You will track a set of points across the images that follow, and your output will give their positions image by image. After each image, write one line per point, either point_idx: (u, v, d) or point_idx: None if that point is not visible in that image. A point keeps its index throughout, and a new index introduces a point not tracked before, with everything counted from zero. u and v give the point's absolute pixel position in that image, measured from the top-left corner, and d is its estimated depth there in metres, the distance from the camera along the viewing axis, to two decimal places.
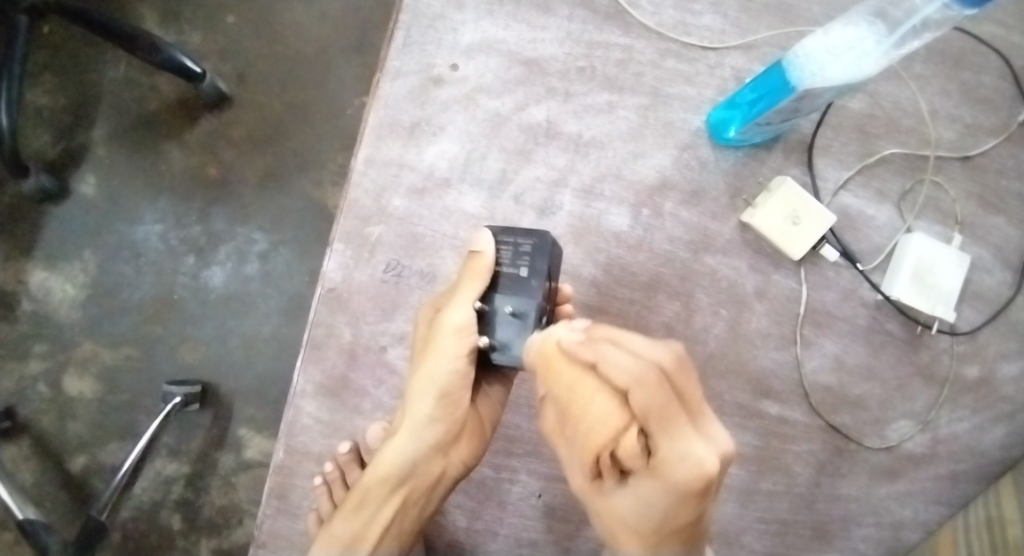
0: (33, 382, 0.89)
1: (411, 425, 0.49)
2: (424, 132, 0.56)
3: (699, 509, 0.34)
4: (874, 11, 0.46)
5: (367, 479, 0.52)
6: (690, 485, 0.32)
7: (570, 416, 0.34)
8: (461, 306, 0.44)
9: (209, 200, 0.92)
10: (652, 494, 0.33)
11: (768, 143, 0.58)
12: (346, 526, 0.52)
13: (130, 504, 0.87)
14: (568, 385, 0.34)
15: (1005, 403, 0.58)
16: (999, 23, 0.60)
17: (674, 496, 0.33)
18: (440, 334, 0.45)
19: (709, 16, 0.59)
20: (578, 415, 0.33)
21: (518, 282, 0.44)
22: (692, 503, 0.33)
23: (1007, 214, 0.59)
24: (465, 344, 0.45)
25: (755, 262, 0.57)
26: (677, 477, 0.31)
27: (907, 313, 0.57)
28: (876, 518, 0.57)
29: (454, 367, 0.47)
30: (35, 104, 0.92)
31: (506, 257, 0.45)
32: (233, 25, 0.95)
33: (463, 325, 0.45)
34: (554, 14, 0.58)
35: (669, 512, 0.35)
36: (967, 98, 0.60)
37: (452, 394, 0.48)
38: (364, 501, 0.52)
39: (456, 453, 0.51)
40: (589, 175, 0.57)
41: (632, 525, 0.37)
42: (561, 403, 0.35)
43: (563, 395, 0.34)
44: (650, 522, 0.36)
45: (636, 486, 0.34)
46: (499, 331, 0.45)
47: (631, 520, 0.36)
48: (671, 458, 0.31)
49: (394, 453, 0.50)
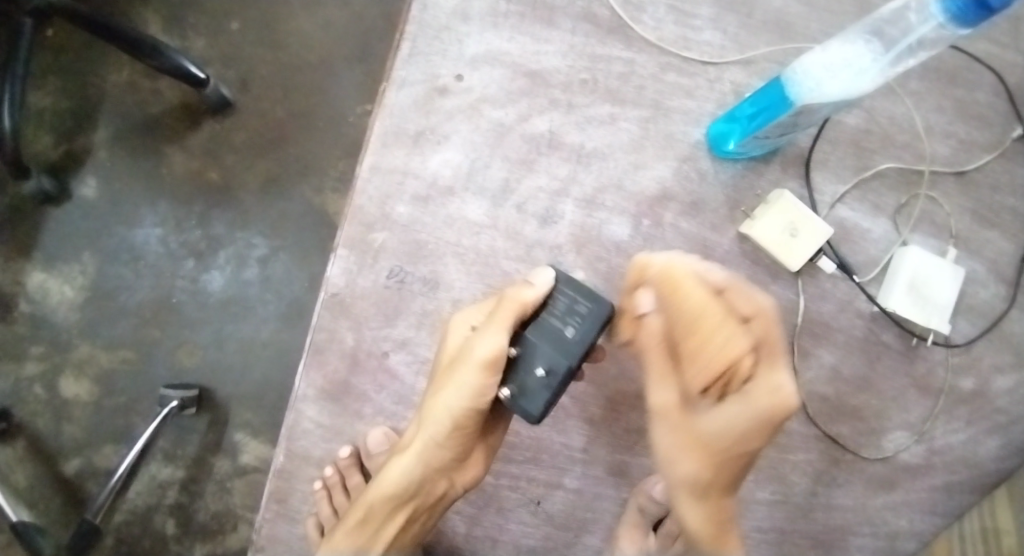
0: (29, 384, 0.89)
1: (423, 443, 0.50)
2: (429, 141, 0.57)
3: (762, 442, 0.45)
4: (871, 30, 0.47)
5: (373, 494, 0.53)
6: (772, 408, 0.43)
7: (694, 328, 0.44)
8: (490, 338, 0.46)
9: (210, 204, 0.92)
10: (743, 413, 0.44)
11: (766, 156, 0.59)
12: (351, 536, 0.54)
13: (125, 508, 0.87)
14: (700, 303, 0.44)
15: (999, 414, 0.58)
16: (993, 42, 0.61)
17: (754, 422, 0.44)
18: (466, 365, 0.47)
19: (709, 31, 0.60)
20: (710, 332, 0.43)
21: (560, 338, 0.47)
22: (768, 430, 0.44)
23: (1001, 228, 0.60)
24: (486, 378, 0.47)
25: (753, 273, 0.58)
26: (765, 399, 0.43)
27: (902, 325, 0.58)
28: (871, 528, 0.57)
29: (471, 398, 0.48)
30: (38, 107, 0.92)
31: (557, 308, 0.48)
32: (237, 32, 0.95)
33: (489, 359, 0.46)
34: (558, 27, 0.59)
35: (743, 443, 0.45)
36: (962, 114, 0.61)
37: (465, 424, 0.49)
38: (369, 514, 0.54)
39: (460, 479, 0.52)
40: (590, 186, 0.58)
41: (703, 448, 0.46)
42: (684, 319, 0.44)
43: (690, 308, 0.44)
44: (724, 450, 0.46)
45: (730, 409, 0.45)
46: (526, 376, 0.47)
47: (708, 442, 0.46)
48: (772, 383, 0.44)
49: (404, 470, 0.51)
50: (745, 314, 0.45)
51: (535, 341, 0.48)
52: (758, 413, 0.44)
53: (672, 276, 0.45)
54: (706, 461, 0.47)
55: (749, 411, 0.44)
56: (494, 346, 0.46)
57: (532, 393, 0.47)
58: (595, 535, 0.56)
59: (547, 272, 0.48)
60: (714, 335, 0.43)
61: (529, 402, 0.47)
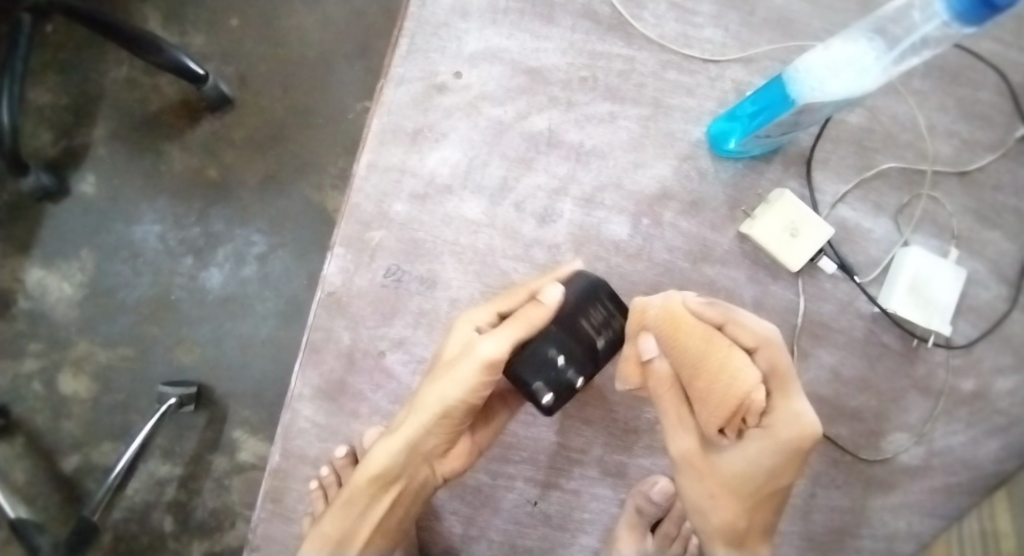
0: (28, 381, 0.88)
1: (414, 433, 0.48)
2: (427, 138, 0.57)
3: (791, 473, 0.46)
4: (874, 28, 0.46)
5: (360, 479, 0.50)
6: (795, 440, 0.44)
7: (705, 371, 0.43)
8: (496, 339, 0.46)
9: (208, 201, 0.92)
10: (765, 451, 0.45)
11: (767, 155, 0.58)
12: (338, 521, 0.52)
13: (123, 505, 0.87)
14: (708, 345, 0.43)
15: (999, 416, 0.58)
16: (996, 41, 0.61)
17: (778, 456, 0.45)
18: (468, 362, 0.46)
19: (710, 29, 0.59)
20: (718, 370, 0.43)
21: (593, 349, 0.47)
22: (794, 461, 0.45)
23: (1003, 229, 0.60)
24: (487, 376, 0.46)
25: (753, 273, 0.57)
26: (787, 434, 0.44)
27: (904, 327, 0.58)
28: (871, 529, 0.57)
29: (465, 396, 0.47)
30: (37, 103, 0.92)
31: (594, 321, 0.47)
32: (237, 28, 0.95)
33: (489, 359, 0.45)
34: (558, 24, 0.59)
35: (772, 476, 0.46)
36: (964, 114, 0.60)
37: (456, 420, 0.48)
38: (356, 497, 0.51)
39: (443, 471, 0.52)
40: (589, 184, 0.57)
41: (733, 487, 0.47)
42: (694, 363, 0.44)
43: (697, 352, 0.43)
44: (754, 486, 0.46)
45: (753, 445, 0.45)
46: (560, 378, 0.45)
47: (736, 482, 0.47)
48: (787, 417, 0.45)
49: (391, 460, 0.49)
50: (749, 346, 0.45)
51: (575, 348, 0.46)
52: (782, 448, 0.45)
53: (673, 323, 0.44)
54: (737, 500, 0.47)
55: (773, 446, 0.45)
56: (500, 347, 0.45)
57: (558, 395, 0.45)
58: (592, 535, 0.56)
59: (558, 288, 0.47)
60: (726, 376, 0.43)
61: (554, 405, 0.45)
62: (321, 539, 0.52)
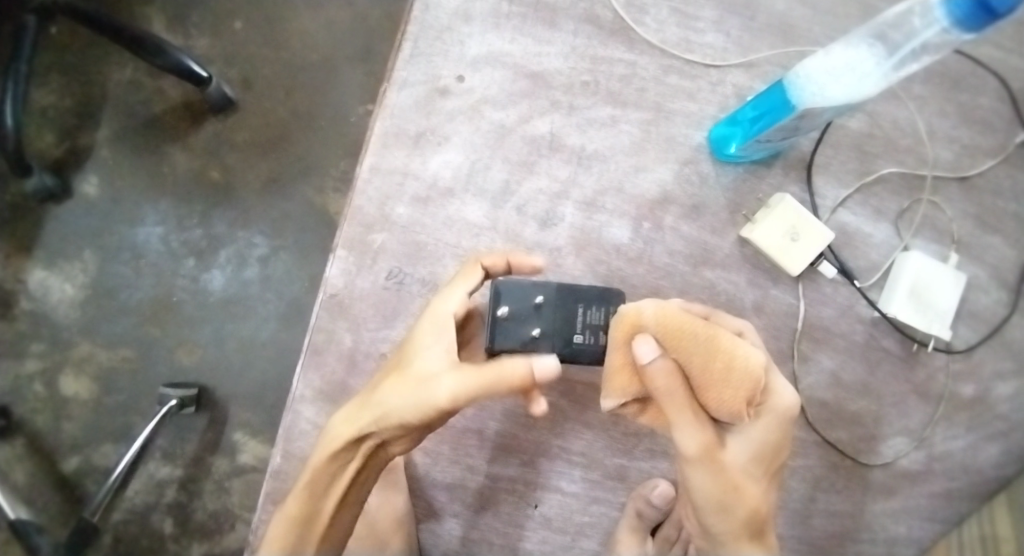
0: (29, 381, 0.89)
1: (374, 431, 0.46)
2: (429, 142, 0.57)
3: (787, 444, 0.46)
4: (874, 34, 0.47)
5: (325, 458, 0.48)
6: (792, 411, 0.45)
7: (720, 360, 0.41)
8: (457, 379, 0.42)
9: (211, 203, 0.92)
10: (767, 425, 0.45)
11: (767, 160, 0.58)
12: (302, 501, 0.48)
13: (123, 507, 0.87)
14: (714, 334, 0.41)
15: (999, 422, 0.58)
16: (996, 46, 0.61)
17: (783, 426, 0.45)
18: (427, 399, 0.43)
19: (712, 34, 0.60)
20: (727, 353, 0.41)
21: (566, 332, 0.48)
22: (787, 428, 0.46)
23: (1003, 234, 0.60)
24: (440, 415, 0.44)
25: (754, 277, 0.57)
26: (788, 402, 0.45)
27: (904, 331, 0.58)
28: (871, 534, 0.57)
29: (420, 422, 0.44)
30: (40, 104, 0.92)
31: (589, 319, 0.49)
32: (240, 31, 0.95)
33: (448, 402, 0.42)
34: (560, 29, 0.59)
35: (777, 447, 0.46)
36: (964, 119, 0.61)
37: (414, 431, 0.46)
38: (319, 477, 0.48)
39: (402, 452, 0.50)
40: (591, 188, 0.58)
41: (749, 470, 0.45)
42: (705, 356, 0.41)
43: (710, 340, 0.41)
44: (764, 462, 0.45)
45: (763, 422, 0.45)
46: (525, 314, 0.48)
47: (747, 465, 0.45)
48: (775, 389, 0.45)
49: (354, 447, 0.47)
50: None
51: (553, 319, 0.48)
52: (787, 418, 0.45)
53: (674, 317, 0.41)
54: (755, 480, 0.45)
55: (779, 418, 0.45)
56: (448, 393, 0.42)
57: (507, 325, 0.47)
58: (593, 538, 0.56)
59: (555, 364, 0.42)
60: (741, 359, 0.41)
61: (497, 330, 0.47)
62: (286, 523, 0.48)
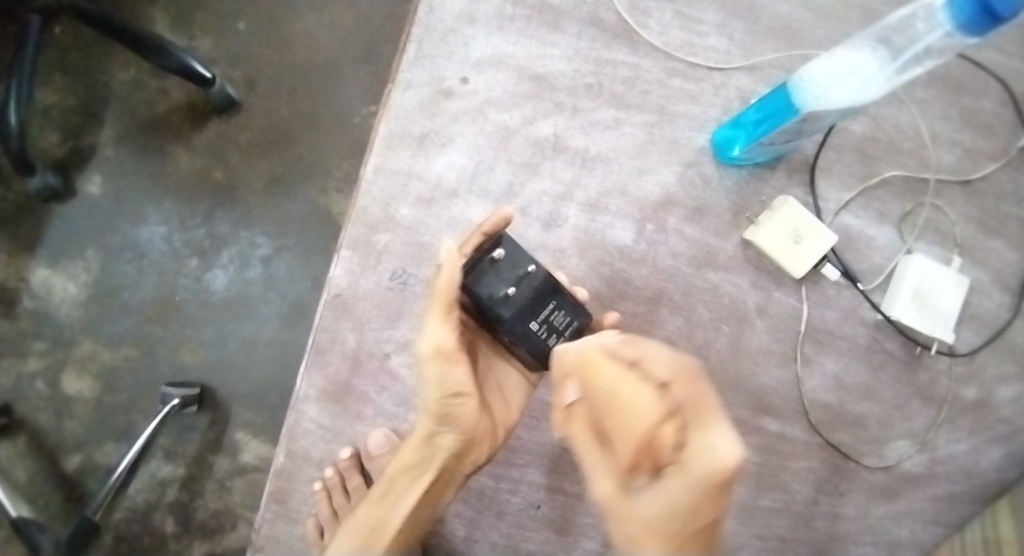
0: (31, 380, 0.89)
1: (424, 427, 0.49)
2: (433, 143, 0.57)
3: (718, 508, 0.38)
4: (878, 37, 0.47)
5: (393, 466, 0.51)
6: (717, 479, 0.37)
7: (612, 413, 0.38)
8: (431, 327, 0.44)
9: (214, 203, 0.92)
10: (682, 492, 0.38)
11: (771, 163, 0.59)
12: (372, 510, 0.52)
13: (125, 506, 0.87)
14: (612, 381, 0.38)
15: (1002, 425, 0.58)
16: (999, 50, 0.61)
17: (699, 492, 0.37)
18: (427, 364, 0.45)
19: (715, 37, 0.60)
20: (620, 405, 0.37)
21: (526, 312, 0.45)
22: (713, 501, 0.38)
23: (1006, 238, 0.60)
24: (446, 368, 0.45)
25: (757, 279, 0.57)
26: (706, 467, 0.37)
27: (907, 334, 0.58)
28: (873, 536, 0.57)
29: (443, 391, 0.46)
30: (44, 104, 0.92)
31: (553, 318, 0.46)
32: (244, 32, 0.96)
33: (435, 352, 0.44)
34: (563, 31, 0.59)
35: (694, 511, 0.39)
36: (967, 123, 0.61)
37: (455, 413, 0.47)
38: (391, 486, 0.51)
39: (473, 455, 0.50)
40: (594, 190, 0.58)
41: (651, 531, 0.39)
42: (601, 402, 0.39)
43: (607, 392, 0.38)
44: (674, 525, 0.39)
45: (671, 486, 0.38)
46: (508, 277, 0.45)
47: (650, 527, 0.39)
48: (696, 451, 0.38)
49: (413, 448, 0.49)
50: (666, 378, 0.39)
51: (530, 292, 0.45)
52: (703, 488, 0.37)
53: (585, 362, 0.40)
54: (664, 539, 0.40)
55: (692, 484, 0.37)
56: (433, 338, 0.44)
57: (498, 269, 0.45)
58: (595, 539, 0.56)
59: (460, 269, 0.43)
60: (631, 413, 0.37)
61: (484, 269, 0.45)
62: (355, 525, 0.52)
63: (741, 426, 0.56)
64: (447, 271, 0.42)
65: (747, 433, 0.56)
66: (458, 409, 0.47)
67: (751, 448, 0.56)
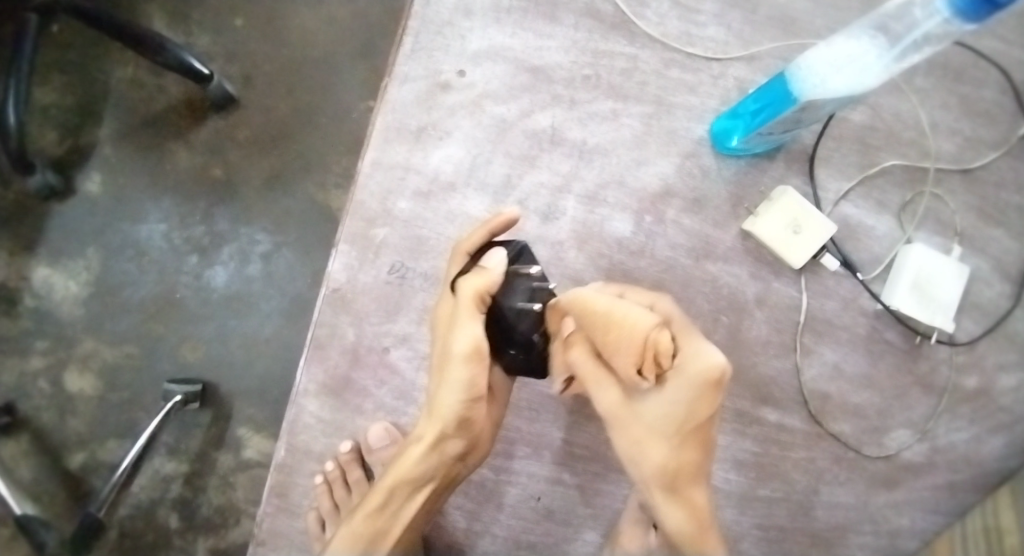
0: (34, 378, 0.89)
1: (436, 436, 0.47)
2: (430, 136, 0.57)
3: (715, 408, 0.39)
4: (875, 25, 0.46)
5: (394, 480, 0.49)
6: (709, 378, 0.37)
7: (606, 334, 0.39)
8: (467, 328, 0.43)
9: (214, 200, 0.92)
10: (681, 390, 0.39)
11: (769, 153, 0.58)
12: (369, 521, 0.51)
13: (129, 502, 0.87)
14: (605, 304, 0.39)
15: (1002, 413, 0.58)
16: (999, 38, 0.61)
17: (694, 392, 0.38)
18: (451, 363, 0.44)
19: (713, 27, 0.60)
20: (615, 321, 0.38)
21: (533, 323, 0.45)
22: (708, 397, 0.38)
23: (1006, 226, 0.60)
24: (474, 369, 0.44)
25: (756, 270, 0.57)
26: (698, 368, 0.37)
27: (907, 323, 0.58)
28: (873, 526, 0.57)
29: (468, 394, 0.45)
30: (42, 102, 0.92)
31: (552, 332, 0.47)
32: (241, 28, 0.96)
33: (470, 352, 0.43)
34: (560, 23, 0.59)
35: (691, 412, 0.40)
36: (967, 112, 0.60)
37: (469, 418, 0.46)
38: (390, 497, 0.50)
39: (471, 459, 0.51)
40: (592, 182, 0.58)
41: (651, 432, 0.42)
42: (594, 334, 0.41)
43: (602, 318, 0.39)
44: (675, 422, 0.41)
45: (672, 388, 0.39)
46: (526, 290, 0.45)
47: (655, 428, 0.42)
48: (689, 355, 0.37)
49: (419, 461, 0.48)
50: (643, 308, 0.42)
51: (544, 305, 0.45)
52: (698, 387, 0.37)
53: (576, 300, 0.41)
54: (663, 442, 0.42)
55: (687, 383, 0.38)
56: (470, 339, 0.43)
57: (521, 281, 0.46)
58: (595, 530, 0.56)
59: (499, 253, 0.45)
60: (626, 325, 0.38)
61: (513, 279, 0.45)
62: (353, 538, 0.51)
63: (740, 416, 0.56)
64: (489, 274, 0.43)
65: (746, 423, 0.56)
66: (474, 414, 0.46)
67: (750, 439, 0.56)
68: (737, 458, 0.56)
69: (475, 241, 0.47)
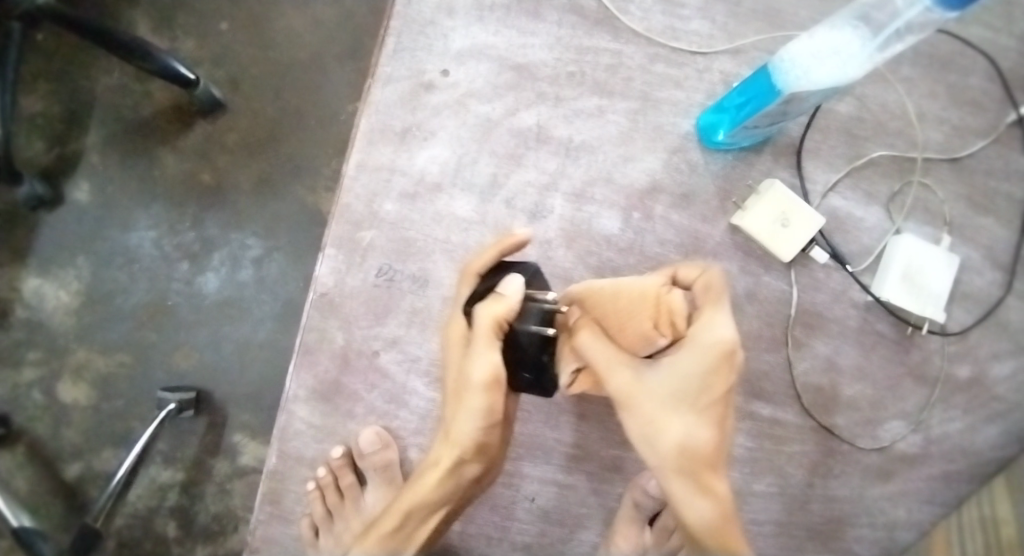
0: (27, 389, 0.88)
1: (453, 462, 0.46)
2: (416, 136, 0.57)
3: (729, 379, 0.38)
4: (858, 15, 0.46)
5: (409, 505, 0.49)
6: (722, 346, 0.37)
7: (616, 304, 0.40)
8: (486, 358, 0.43)
9: (203, 205, 0.92)
10: (691, 359, 0.38)
11: (757, 147, 0.58)
12: (385, 541, 0.50)
13: (125, 512, 0.87)
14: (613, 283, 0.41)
15: (996, 402, 0.58)
16: (984, 26, 0.61)
17: (706, 361, 0.38)
18: (471, 391, 0.44)
19: (698, 21, 0.59)
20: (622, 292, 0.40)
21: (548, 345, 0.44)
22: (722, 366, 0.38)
23: (995, 214, 0.60)
24: (491, 397, 0.44)
25: (746, 264, 0.57)
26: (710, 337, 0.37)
27: (897, 314, 0.58)
28: (870, 518, 0.57)
29: (486, 420, 0.45)
30: (29, 112, 0.92)
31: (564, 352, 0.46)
32: (226, 32, 0.95)
33: (489, 380, 0.43)
34: (544, 20, 0.59)
35: (703, 382, 0.38)
36: (954, 101, 0.60)
37: (486, 442, 0.46)
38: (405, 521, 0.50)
39: (486, 479, 0.51)
40: (579, 180, 0.57)
41: (667, 403, 0.39)
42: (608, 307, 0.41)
43: (609, 294, 0.41)
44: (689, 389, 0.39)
45: (686, 356, 0.38)
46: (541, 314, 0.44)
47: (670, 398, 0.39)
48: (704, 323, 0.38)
49: (437, 486, 0.47)
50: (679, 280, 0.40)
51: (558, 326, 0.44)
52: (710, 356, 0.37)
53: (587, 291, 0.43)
54: (683, 415, 0.39)
55: (701, 351, 0.38)
56: (489, 367, 0.43)
57: (534, 305, 0.44)
58: (591, 529, 0.56)
59: (517, 278, 0.43)
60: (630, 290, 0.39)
61: (527, 304, 0.43)
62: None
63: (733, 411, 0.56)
64: (508, 302, 0.42)
65: (740, 418, 0.56)
66: (491, 437, 0.46)
67: (744, 433, 0.56)
68: (732, 453, 0.56)
69: (485, 262, 0.47)
